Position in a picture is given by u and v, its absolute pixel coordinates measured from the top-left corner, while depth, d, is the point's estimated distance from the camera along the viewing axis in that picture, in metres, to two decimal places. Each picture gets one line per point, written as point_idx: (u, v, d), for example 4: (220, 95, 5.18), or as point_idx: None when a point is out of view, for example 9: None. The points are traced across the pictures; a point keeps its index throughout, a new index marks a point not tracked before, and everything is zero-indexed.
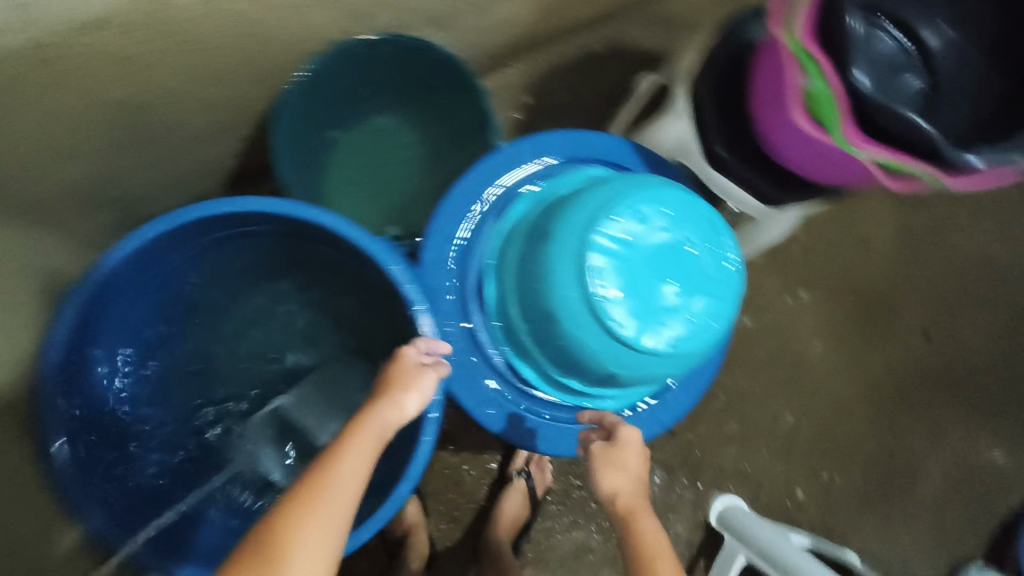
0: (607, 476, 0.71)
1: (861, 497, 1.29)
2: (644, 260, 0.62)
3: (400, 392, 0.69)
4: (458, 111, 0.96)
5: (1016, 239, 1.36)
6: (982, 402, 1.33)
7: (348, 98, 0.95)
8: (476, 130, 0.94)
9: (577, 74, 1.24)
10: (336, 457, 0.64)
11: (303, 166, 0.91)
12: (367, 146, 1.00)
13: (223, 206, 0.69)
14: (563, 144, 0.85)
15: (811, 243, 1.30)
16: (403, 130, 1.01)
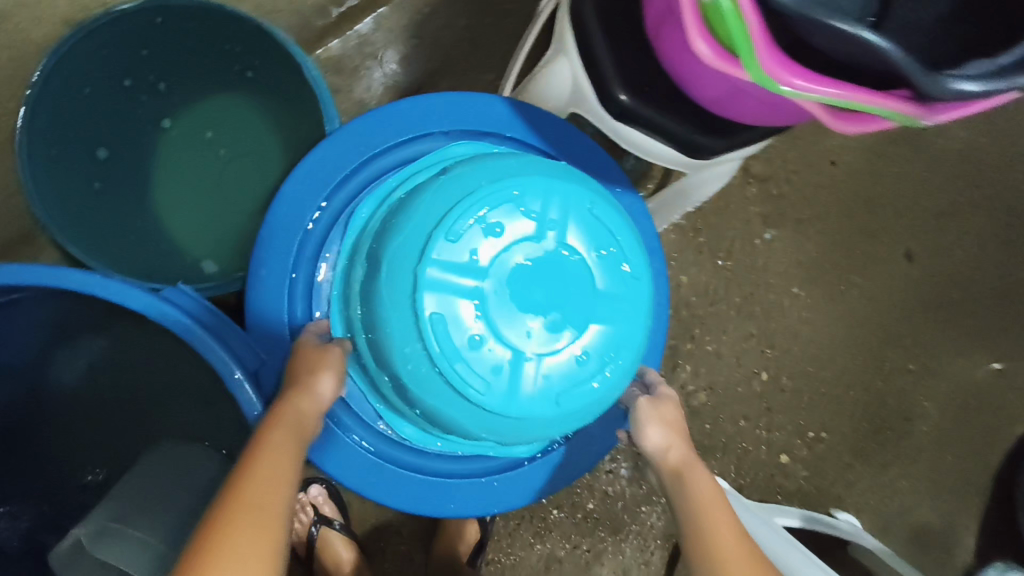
0: (656, 434, 0.62)
1: (853, 450, 1.15)
2: (499, 287, 0.48)
3: (311, 378, 0.56)
4: (279, 86, 0.74)
5: (1004, 130, 1.16)
6: (980, 324, 1.18)
7: (127, 95, 0.73)
8: (308, 111, 0.72)
9: (459, 9, 1.01)
10: (251, 463, 0.50)
11: (81, 197, 0.70)
12: (181, 154, 0.77)
13: None
14: (412, 121, 0.68)
15: (770, 172, 1.10)
16: (205, 123, 0.78)
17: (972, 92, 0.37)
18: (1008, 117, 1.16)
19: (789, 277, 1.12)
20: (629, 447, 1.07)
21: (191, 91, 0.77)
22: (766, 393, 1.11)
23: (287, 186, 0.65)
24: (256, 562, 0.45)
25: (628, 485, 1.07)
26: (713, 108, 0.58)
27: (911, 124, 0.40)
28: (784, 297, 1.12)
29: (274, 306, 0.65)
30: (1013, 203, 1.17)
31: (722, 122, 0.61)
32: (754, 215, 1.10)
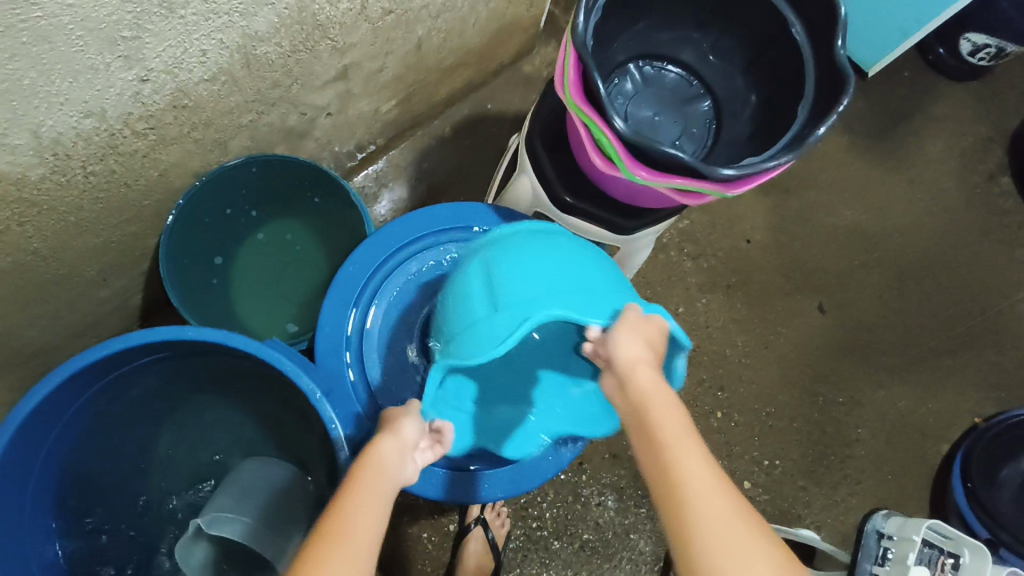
0: (624, 345, 0.64)
1: (805, 474, 1.35)
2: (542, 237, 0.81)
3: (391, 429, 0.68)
4: (332, 208, 1.04)
5: (880, 207, 1.49)
6: (891, 360, 1.43)
7: (232, 216, 1.03)
8: (352, 224, 1.02)
9: (449, 147, 1.36)
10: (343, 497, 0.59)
11: (198, 290, 0.98)
12: (259, 261, 1.06)
13: (93, 354, 0.76)
14: (422, 222, 0.96)
15: (700, 250, 1.40)
16: (285, 229, 1.08)
17: (742, 173, 0.65)
18: (880, 198, 1.49)
19: (727, 331, 1.38)
20: (615, 481, 1.27)
21: (265, 216, 1.07)
22: (722, 428, 1.34)
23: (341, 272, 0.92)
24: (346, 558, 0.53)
25: (617, 515, 1.26)
26: (627, 200, 0.88)
27: (723, 193, 0.69)
28: (726, 348, 1.38)
29: (334, 357, 0.91)
30: (898, 262, 1.47)
31: (635, 209, 0.90)
32: (691, 285, 1.39)
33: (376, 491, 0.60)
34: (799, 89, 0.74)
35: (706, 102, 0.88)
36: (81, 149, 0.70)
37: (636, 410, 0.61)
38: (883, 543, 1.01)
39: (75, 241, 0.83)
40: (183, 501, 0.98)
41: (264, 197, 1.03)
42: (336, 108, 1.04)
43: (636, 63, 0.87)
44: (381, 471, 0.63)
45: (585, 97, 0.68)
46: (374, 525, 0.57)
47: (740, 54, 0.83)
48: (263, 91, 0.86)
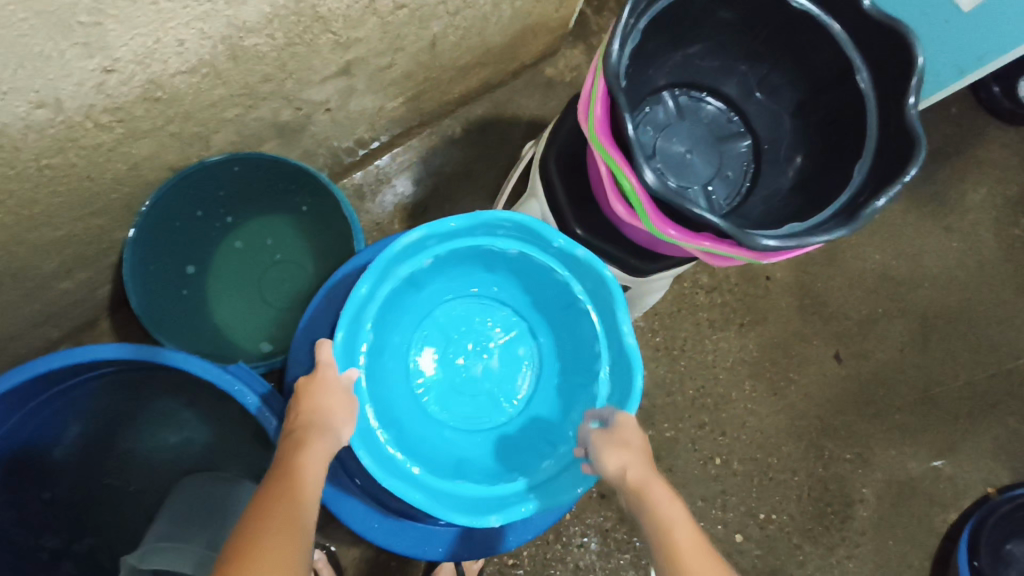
0: (615, 457, 0.62)
1: (801, 532, 1.27)
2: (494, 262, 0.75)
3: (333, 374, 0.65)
4: (319, 211, 0.95)
5: (912, 254, 1.39)
6: (906, 418, 1.34)
7: (207, 214, 0.94)
8: (338, 231, 0.92)
9: (459, 150, 1.26)
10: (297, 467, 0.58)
11: (162, 296, 0.89)
12: (234, 268, 0.98)
13: (42, 364, 0.69)
14: None
15: (715, 283, 1.31)
16: (266, 233, 0.99)
17: (785, 244, 0.56)
18: (913, 244, 1.40)
19: (735, 373, 1.30)
20: (600, 523, 1.20)
21: (244, 218, 0.98)
22: (720, 476, 1.26)
23: (322, 293, 0.81)
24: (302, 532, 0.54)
25: (598, 558, 1.19)
26: (644, 245, 0.79)
27: (754, 262, 0.60)
28: (732, 391, 1.29)
29: None
30: (924, 315, 1.38)
31: (654, 251, 0.81)
32: (702, 320, 1.30)
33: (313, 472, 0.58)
34: (857, 150, 0.65)
35: (746, 143, 0.79)
36: (33, 141, 0.62)
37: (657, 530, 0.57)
38: None
39: (31, 234, 0.75)
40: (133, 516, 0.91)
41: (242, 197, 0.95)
42: (337, 104, 0.95)
43: (672, 90, 0.78)
44: (312, 444, 0.60)
45: (612, 138, 0.59)
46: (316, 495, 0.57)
47: (789, 96, 0.74)
48: (252, 85, 0.77)
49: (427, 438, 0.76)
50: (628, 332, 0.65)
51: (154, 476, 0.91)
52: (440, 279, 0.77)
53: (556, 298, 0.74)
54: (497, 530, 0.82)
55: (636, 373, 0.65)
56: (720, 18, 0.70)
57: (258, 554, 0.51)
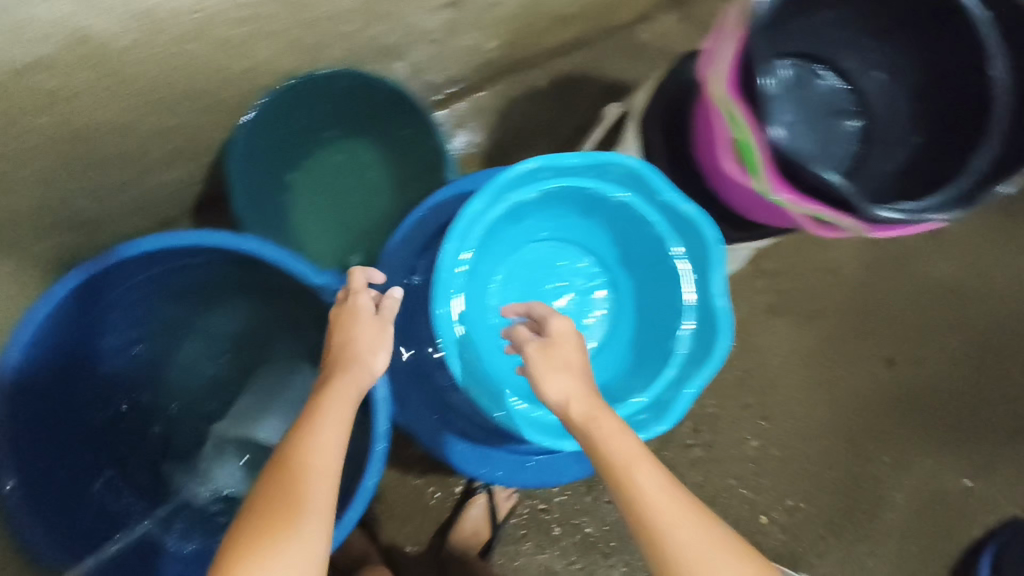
0: (556, 380, 0.65)
1: (826, 524, 1.28)
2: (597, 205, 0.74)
3: (355, 311, 0.71)
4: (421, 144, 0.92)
5: (984, 269, 1.36)
6: (950, 431, 1.33)
7: (312, 132, 0.95)
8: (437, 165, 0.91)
9: (544, 102, 1.26)
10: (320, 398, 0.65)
11: (265, 204, 0.91)
12: (327, 178, 0.97)
13: (151, 241, 0.74)
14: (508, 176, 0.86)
15: (778, 270, 1.31)
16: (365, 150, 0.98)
17: (895, 218, 0.57)
18: (987, 257, 1.36)
19: (785, 361, 1.30)
20: None
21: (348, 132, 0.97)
22: (754, 457, 1.27)
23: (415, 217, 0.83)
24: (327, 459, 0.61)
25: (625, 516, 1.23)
26: (738, 210, 0.79)
27: (862, 234, 0.60)
28: (779, 379, 1.30)
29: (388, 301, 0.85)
30: (986, 333, 1.35)
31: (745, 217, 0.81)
32: (759, 305, 1.30)
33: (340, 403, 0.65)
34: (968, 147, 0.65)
35: (855, 122, 0.80)
36: (173, 24, 0.64)
37: (605, 465, 0.61)
38: None
39: (148, 119, 0.79)
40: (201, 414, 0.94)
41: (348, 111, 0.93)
42: (442, 36, 0.96)
43: (783, 61, 0.78)
44: (338, 378, 0.67)
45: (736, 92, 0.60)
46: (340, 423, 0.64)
47: (904, 75, 0.75)
48: (371, 3, 0.78)
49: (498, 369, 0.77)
50: (720, 294, 0.66)
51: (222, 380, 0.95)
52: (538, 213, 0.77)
53: (647, 254, 0.75)
54: (557, 466, 0.83)
55: (723, 334, 0.65)
56: None
57: (286, 470, 0.60)
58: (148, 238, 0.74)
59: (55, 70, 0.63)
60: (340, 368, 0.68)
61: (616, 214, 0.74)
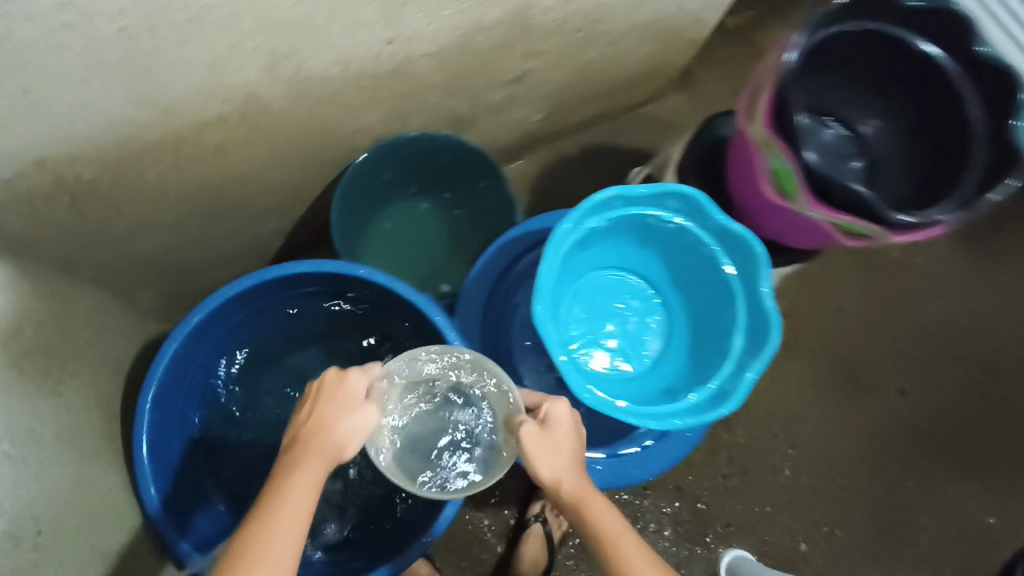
0: (553, 463, 0.73)
1: (864, 550, 1.33)
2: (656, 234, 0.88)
3: (337, 398, 0.72)
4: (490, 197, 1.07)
5: (972, 307, 1.53)
6: (969, 457, 1.43)
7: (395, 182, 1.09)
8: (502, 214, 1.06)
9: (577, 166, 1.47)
10: (290, 484, 0.66)
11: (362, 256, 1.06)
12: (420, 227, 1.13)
13: (285, 268, 0.85)
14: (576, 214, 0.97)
15: (789, 310, 1.47)
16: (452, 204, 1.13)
17: (914, 223, 0.71)
18: (970, 300, 1.54)
19: (806, 394, 1.42)
20: (675, 514, 1.31)
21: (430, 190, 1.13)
22: (788, 485, 1.35)
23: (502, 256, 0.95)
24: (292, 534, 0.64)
25: (672, 548, 1.29)
26: (778, 240, 0.90)
27: (886, 241, 0.73)
28: (803, 408, 1.41)
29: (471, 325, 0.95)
30: (985, 361, 1.50)
31: (778, 247, 0.94)
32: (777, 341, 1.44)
33: (310, 477, 0.67)
34: (964, 145, 0.80)
35: (856, 163, 0.92)
36: (315, 87, 0.80)
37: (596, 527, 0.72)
38: None
39: (269, 171, 0.92)
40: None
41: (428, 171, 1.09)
42: (501, 106, 1.13)
43: (808, 114, 0.92)
44: (318, 460, 0.68)
45: None
46: (308, 500, 0.66)
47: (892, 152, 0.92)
48: (458, 76, 0.96)
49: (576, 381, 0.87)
50: (766, 295, 0.78)
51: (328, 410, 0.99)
52: (605, 241, 0.89)
53: (699, 273, 0.87)
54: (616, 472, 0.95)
55: (774, 328, 0.76)
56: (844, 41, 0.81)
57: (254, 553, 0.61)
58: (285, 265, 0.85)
59: (218, 125, 0.78)
60: (309, 453, 0.69)
61: (672, 237, 0.87)
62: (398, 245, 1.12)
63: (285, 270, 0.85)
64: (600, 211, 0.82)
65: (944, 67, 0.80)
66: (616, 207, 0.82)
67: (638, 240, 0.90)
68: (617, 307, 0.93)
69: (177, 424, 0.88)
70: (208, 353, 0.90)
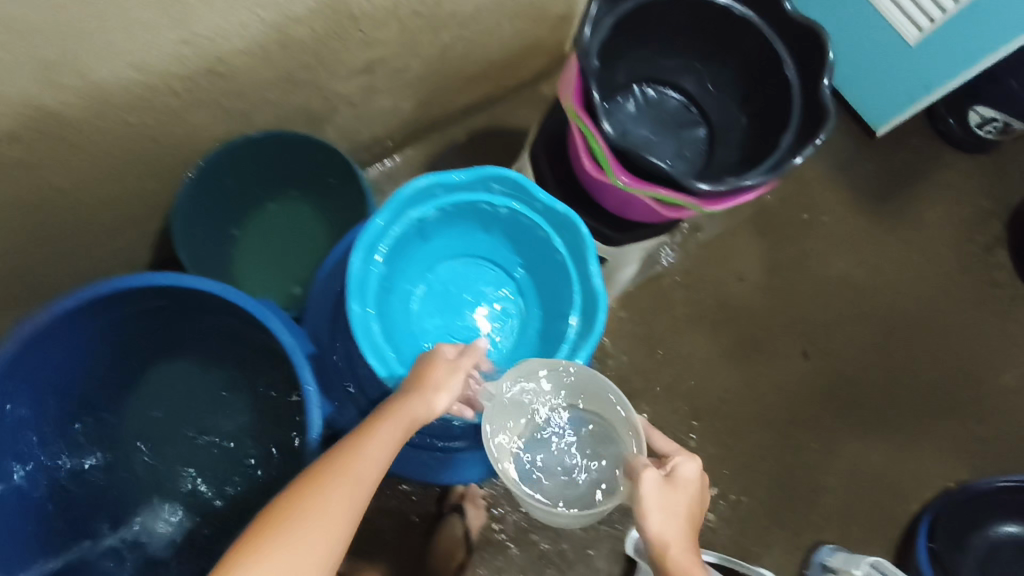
0: (665, 524, 0.69)
1: (769, 514, 1.36)
2: (494, 221, 0.88)
3: (434, 373, 0.75)
4: (345, 195, 1.07)
5: (873, 264, 1.55)
6: (870, 413, 1.46)
7: (240, 183, 1.05)
8: (357, 207, 1.05)
9: (466, 151, 1.45)
10: (370, 434, 0.68)
11: (208, 264, 1.03)
12: (279, 229, 1.11)
13: (115, 285, 0.83)
14: None
15: (691, 282, 1.47)
16: (302, 206, 1.12)
17: (720, 190, 0.71)
18: (873, 257, 1.55)
19: (709, 365, 1.43)
20: None
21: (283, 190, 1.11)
22: (692, 457, 1.37)
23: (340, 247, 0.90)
24: (364, 478, 0.65)
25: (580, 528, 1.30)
26: (621, 212, 0.90)
27: (701, 209, 0.73)
28: (706, 381, 1.42)
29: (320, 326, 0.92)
30: (886, 318, 1.52)
31: (627, 222, 0.93)
32: (679, 315, 1.45)
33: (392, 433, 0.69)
34: (786, 107, 0.79)
35: (701, 130, 0.91)
36: (119, 97, 0.76)
37: None
38: None
39: (100, 188, 0.88)
40: (195, 437, 1.01)
41: (280, 171, 1.07)
42: (358, 98, 1.10)
43: (640, 85, 0.91)
44: (402, 419, 0.70)
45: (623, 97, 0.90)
46: (384, 452, 0.68)
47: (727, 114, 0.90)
48: (292, 72, 0.92)
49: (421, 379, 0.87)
50: (595, 274, 0.82)
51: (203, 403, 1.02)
52: (445, 232, 0.89)
53: (545, 257, 0.87)
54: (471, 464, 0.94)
55: (601, 309, 0.81)
56: (657, 9, 0.81)
57: (332, 490, 0.63)
58: (118, 280, 0.83)
59: (13, 144, 0.73)
60: (397, 412, 0.71)
61: (512, 223, 0.86)
62: (257, 251, 1.10)
63: (114, 287, 0.82)
64: (421, 199, 0.82)
65: (755, 28, 0.79)
66: (439, 194, 0.83)
67: (483, 228, 0.89)
68: (471, 299, 0.92)
69: (16, 445, 0.87)
70: (49, 375, 0.88)
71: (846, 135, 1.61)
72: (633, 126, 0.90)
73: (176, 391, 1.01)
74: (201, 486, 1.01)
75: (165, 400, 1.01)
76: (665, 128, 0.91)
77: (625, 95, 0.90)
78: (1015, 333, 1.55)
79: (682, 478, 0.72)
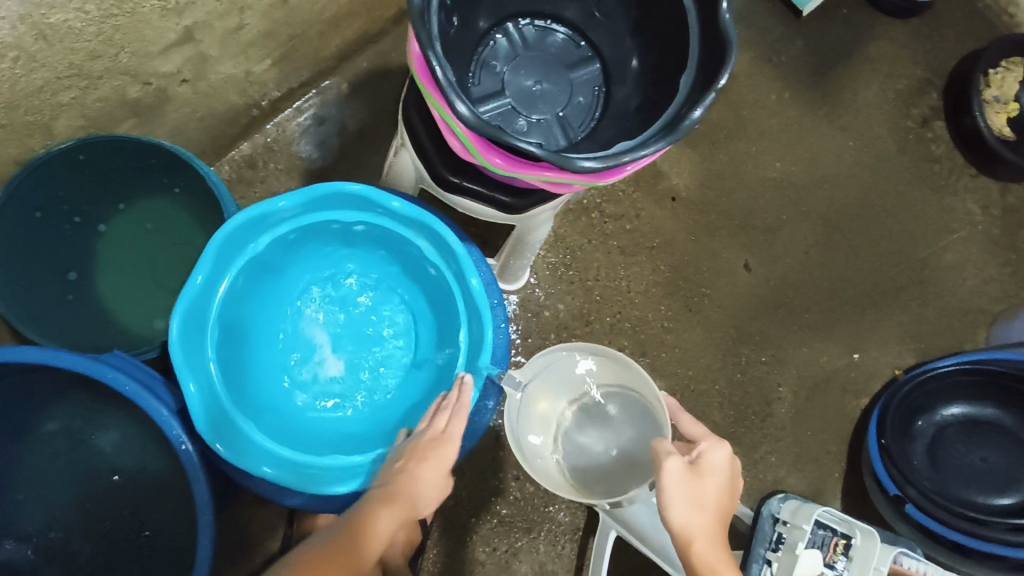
0: (687, 509, 0.74)
1: (724, 434, 1.35)
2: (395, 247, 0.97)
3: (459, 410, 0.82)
4: (194, 194, 0.95)
5: (808, 158, 1.45)
6: (816, 316, 1.43)
7: (52, 215, 0.90)
8: (213, 206, 0.93)
9: (354, 100, 1.24)
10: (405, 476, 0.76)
11: (42, 314, 0.88)
12: (124, 248, 0.96)
13: None
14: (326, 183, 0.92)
15: (622, 211, 1.36)
16: (144, 218, 0.97)
17: (604, 166, 0.58)
18: (809, 149, 1.46)
19: (650, 296, 1.36)
20: None
21: (112, 204, 0.96)
22: None
23: None
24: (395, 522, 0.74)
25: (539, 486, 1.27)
26: (513, 181, 0.77)
27: (590, 183, 0.61)
28: (648, 313, 1.35)
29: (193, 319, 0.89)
30: (826, 214, 1.46)
31: (524, 187, 0.80)
32: (614, 249, 1.35)
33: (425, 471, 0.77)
34: (685, 36, 0.65)
35: (595, 66, 0.76)
36: None
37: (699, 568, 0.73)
38: (779, 527, 1.03)
39: None
40: (94, 486, 0.93)
41: (102, 183, 0.92)
42: (189, 75, 0.89)
43: (515, 21, 0.76)
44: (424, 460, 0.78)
45: (496, 39, 0.75)
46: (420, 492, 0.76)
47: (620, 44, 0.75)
48: (79, 64, 0.75)
49: (261, 353, 0.97)
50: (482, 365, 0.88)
51: (95, 452, 0.92)
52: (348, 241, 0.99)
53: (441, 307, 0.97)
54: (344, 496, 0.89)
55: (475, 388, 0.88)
56: None
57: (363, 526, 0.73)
58: None
59: None
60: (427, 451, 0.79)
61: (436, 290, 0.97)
62: (101, 279, 0.95)
63: None
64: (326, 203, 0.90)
65: None
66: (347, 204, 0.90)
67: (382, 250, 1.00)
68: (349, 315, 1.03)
69: None
70: None
71: (773, 17, 1.46)
72: (512, 76, 0.75)
73: (62, 446, 0.92)
74: (103, 534, 0.92)
75: (43, 452, 0.92)
76: (551, 69, 0.76)
77: (497, 36, 0.75)
78: (955, 208, 1.49)
79: (711, 466, 0.78)
